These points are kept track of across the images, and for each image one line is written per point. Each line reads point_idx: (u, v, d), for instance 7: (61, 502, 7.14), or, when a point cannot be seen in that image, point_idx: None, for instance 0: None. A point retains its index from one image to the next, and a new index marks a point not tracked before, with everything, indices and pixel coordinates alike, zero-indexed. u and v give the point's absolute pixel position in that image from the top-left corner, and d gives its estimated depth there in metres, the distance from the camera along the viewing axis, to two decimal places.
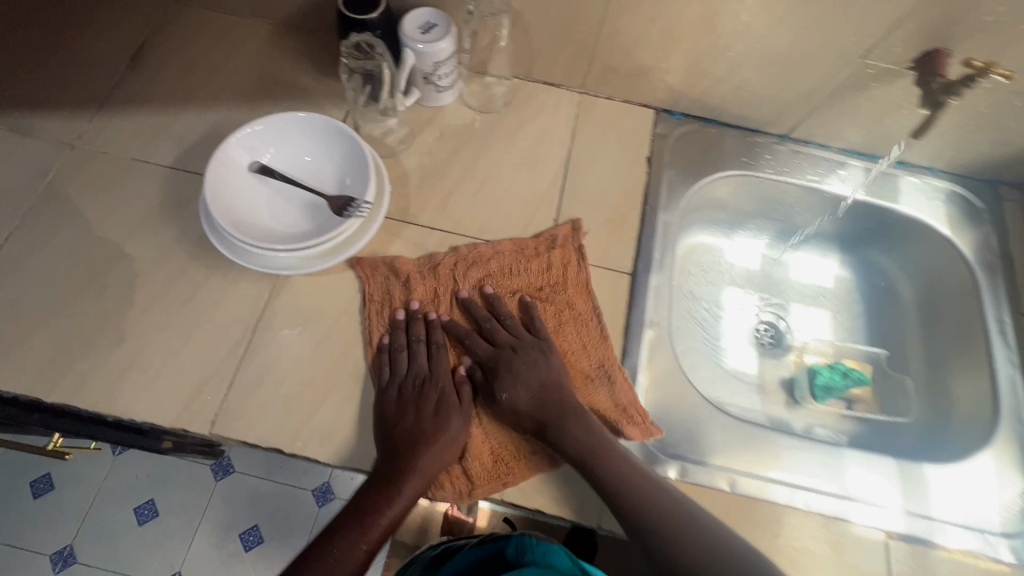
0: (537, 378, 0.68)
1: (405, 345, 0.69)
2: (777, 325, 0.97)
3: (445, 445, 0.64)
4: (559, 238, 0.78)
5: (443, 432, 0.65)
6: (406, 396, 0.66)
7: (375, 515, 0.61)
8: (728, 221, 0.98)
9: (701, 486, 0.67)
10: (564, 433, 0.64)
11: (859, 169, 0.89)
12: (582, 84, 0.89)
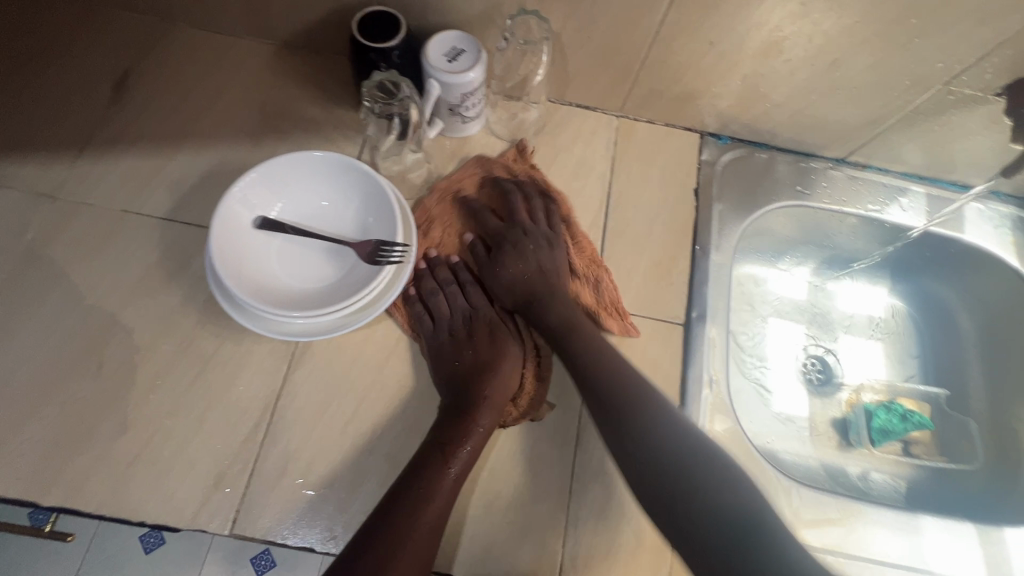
0: (540, 263, 0.67)
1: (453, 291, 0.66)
2: (827, 360, 0.89)
3: (505, 381, 0.62)
4: (523, 146, 0.76)
5: (499, 362, 0.63)
6: (451, 346, 0.64)
7: (438, 475, 0.55)
8: (773, 249, 0.91)
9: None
10: (560, 301, 0.65)
11: (920, 197, 0.83)
12: (620, 108, 0.80)
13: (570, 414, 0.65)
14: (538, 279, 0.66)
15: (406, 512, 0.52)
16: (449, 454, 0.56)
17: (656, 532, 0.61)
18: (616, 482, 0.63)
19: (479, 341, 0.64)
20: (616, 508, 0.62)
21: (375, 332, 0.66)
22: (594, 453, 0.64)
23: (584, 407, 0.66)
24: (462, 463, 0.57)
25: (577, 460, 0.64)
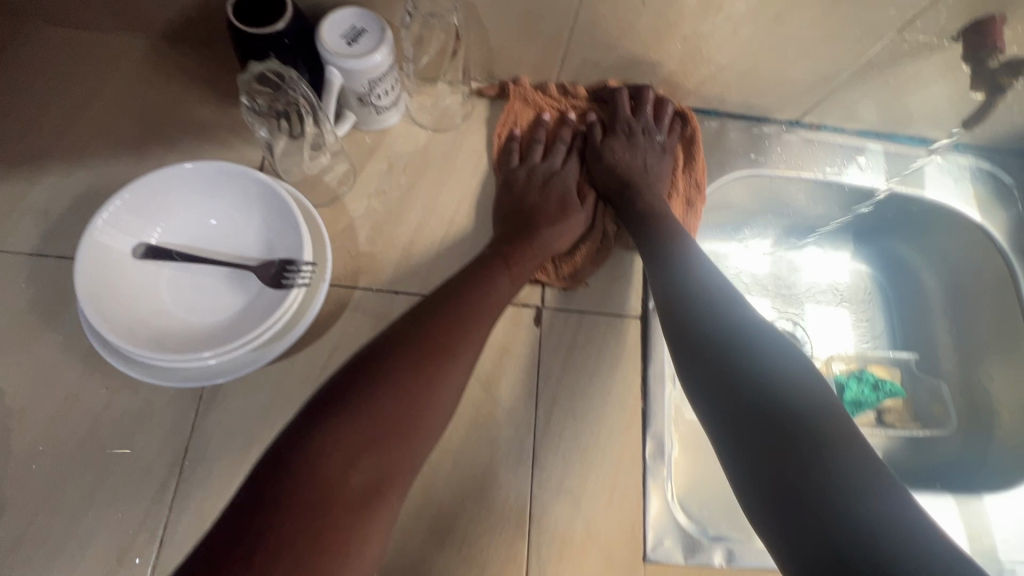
0: (641, 167, 0.67)
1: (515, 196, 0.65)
2: (794, 334, 0.85)
3: (555, 234, 0.63)
4: (671, 100, 0.72)
5: (546, 231, 0.62)
6: (525, 184, 0.66)
7: (348, 415, 0.42)
8: (731, 223, 0.86)
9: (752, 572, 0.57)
10: (645, 198, 0.64)
11: (878, 154, 0.78)
12: (555, 83, 0.73)
13: (525, 430, 0.59)
14: (635, 181, 0.66)
15: (348, 403, 0.43)
16: (474, 309, 0.53)
17: (627, 549, 0.56)
18: (580, 499, 0.57)
19: (541, 231, 0.62)
20: (581, 528, 0.56)
21: (296, 361, 0.58)
22: (554, 469, 0.58)
23: (539, 420, 0.60)
24: (491, 306, 0.54)
25: (535, 481, 0.57)
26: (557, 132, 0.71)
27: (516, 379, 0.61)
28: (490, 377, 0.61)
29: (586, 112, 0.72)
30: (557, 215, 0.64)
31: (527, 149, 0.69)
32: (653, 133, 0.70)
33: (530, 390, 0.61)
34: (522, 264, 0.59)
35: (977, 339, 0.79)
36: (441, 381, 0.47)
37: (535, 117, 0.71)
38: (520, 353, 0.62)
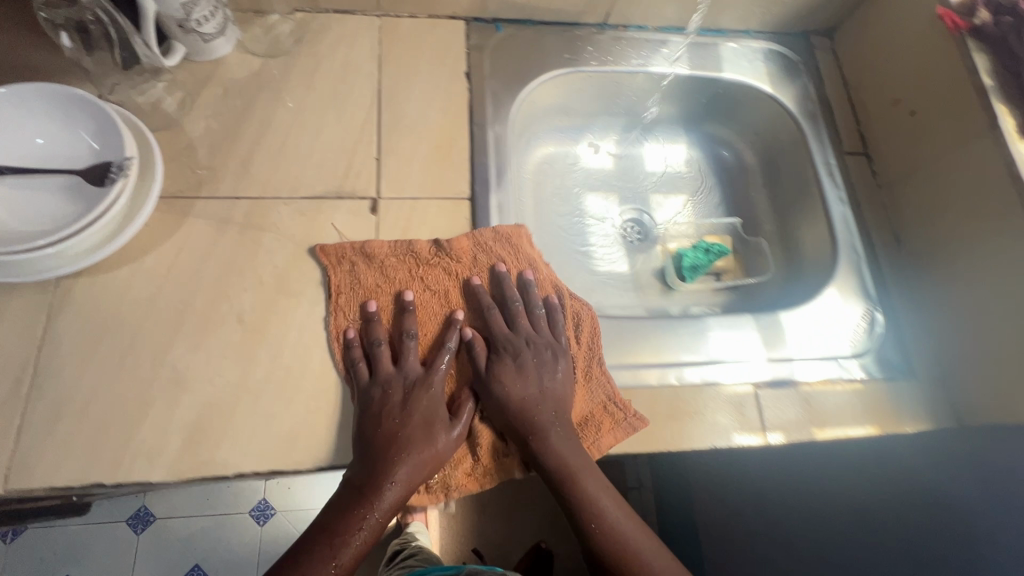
0: (536, 395, 0.65)
1: (386, 406, 0.60)
2: (642, 219, 0.97)
3: (435, 453, 0.60)
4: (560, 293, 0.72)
5: (429, 442, 0.60)
6: (379, 345, 0.63)
7: (345, 535, 0.56)
8: (572, 127, 0.95)
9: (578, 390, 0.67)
10: (547, 444, 0.62)
11: (680, 45, 0.88)
12: (377, 6, 0.80)
13: (365, 301, 0.66)
14: (530, 410, 0.64)
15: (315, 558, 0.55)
16: (398, 468, 0.58)
17: None
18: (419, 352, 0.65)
19: (422, 441, 0.60)
20: (421, 375, 0.63)
21: (144, 264, 0.64)
22: (394, 330, 0.65)
23: (378, 291, 0.67)
24: (406, 476, 0.58)
25: (376, 341, 0.64)
26: (429, 304, 0.68)
27: (357, 259, 0.68)
28: (332, 260, 0.67)
29: (474, 272, 0.70)
30: (438, 420, 0.62)
31: (374, 323, 0.65)
32: (546, 343, 0.68)
33: (368, 268, 0.68)
34: (417, 472, 0.58)
35: (785, 195, 0.91)
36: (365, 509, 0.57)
37: (398, 298, 0.67)
38: (359, 237, 0.69)
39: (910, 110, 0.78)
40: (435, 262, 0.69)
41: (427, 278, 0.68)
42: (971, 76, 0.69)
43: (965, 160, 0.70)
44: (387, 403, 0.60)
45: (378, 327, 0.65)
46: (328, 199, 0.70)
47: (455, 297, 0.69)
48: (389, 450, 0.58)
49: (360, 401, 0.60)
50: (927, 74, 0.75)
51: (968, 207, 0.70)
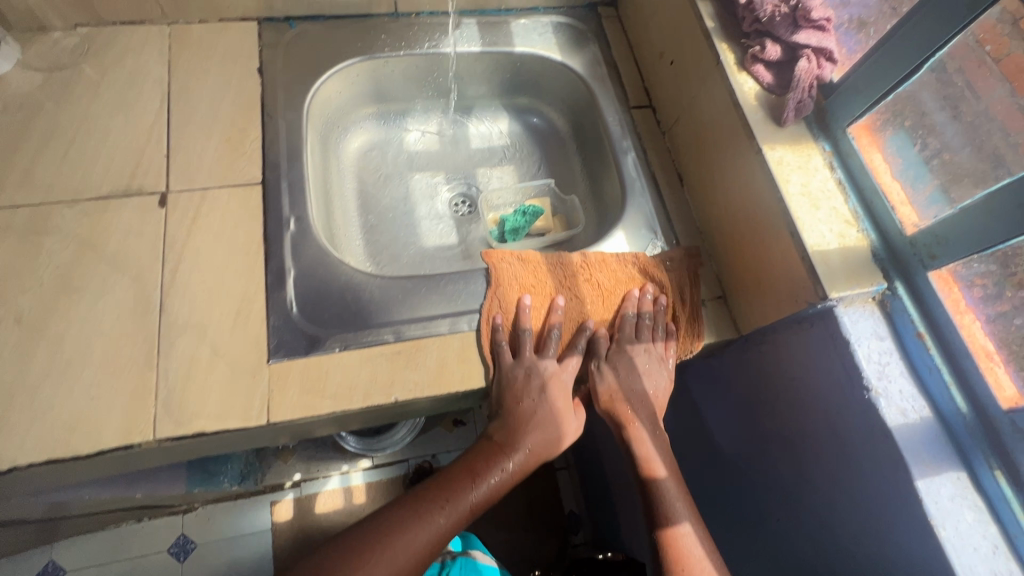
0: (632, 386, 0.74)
1: (525, 394, 0.70)
2: (470, 192, 1.02)
3: (542, 434, 0.70)
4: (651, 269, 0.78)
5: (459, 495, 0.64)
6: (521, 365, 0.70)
7: (409, 527, 0.60)
8: (390, 114, 1.00)
9: (370, 345, 0.69)
10: (639, 432, 0.73)
11: (471, 26, 0.94)
12: (164, 14, 0.84)
13: (152, 287, 0.68)
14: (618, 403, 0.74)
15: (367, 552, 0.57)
16: (479, 490, 0.65)
17: (251, 356, 0.66)
18: (207, 328, 0.67)
19: (475, 473, 0.66)
20: (208, 350, 0.66)
21: None
22: (181, 312, 0.67)
23: (166, 278, 0.69)
24: (435, 530, 0.61)
25: (163, 324, 0.66)
26: (573, 312, 0.75)
27: (144, 250, 0.70)
28: (117, 254, 0.69)
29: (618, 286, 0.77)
30: (496, 459, 0.68)
31: (579, 299, 0.75)
32: (654, 341, 0.75)
33: (156, 258, 0.70)
34: (529, 459, 0.69)
35: (591, 153, 0.98)
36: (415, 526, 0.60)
37: (549, 303, 0.75)
38: (147, 230, 0.71)
39: (671, 60, 0.86)
40: (583, 288, 0.76)
41: (607, 278, 0.77)
42: (698, 22, 0.78)
43: (707, 98, 0.78)
44: (538, 401, 0.70)
45: (551, 326, 0.74)
46: (114, 197, 0.72)
47: (568, 314, 0.75)
48: (457, 484, 0.65)
49: (499, 383, 0.69)
50: (675, 27, 0.84)
51: (715, 137, 0.78)
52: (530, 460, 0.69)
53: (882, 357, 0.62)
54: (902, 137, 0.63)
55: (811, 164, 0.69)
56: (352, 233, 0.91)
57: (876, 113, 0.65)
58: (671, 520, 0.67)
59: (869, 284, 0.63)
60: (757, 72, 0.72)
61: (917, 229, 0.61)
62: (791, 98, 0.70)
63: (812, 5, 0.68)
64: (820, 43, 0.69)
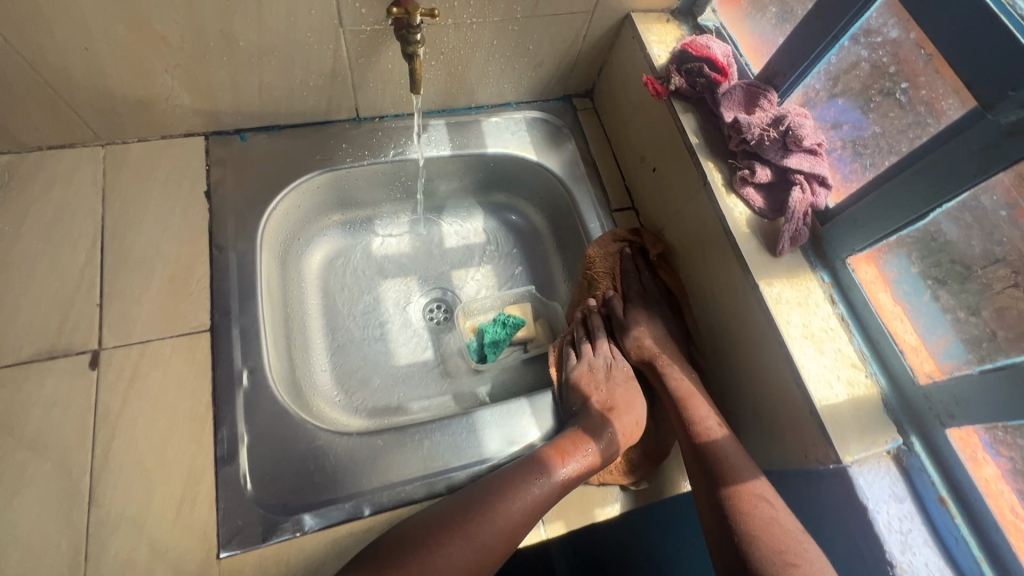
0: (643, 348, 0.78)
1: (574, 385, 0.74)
2: (446, 297, 0.95)
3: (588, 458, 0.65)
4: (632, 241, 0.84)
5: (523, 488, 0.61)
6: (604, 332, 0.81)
7: (455, 527, 0.57)
8: (355, 219, 0.93)
9: (338, 523, 0.61)
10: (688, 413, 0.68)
11: (440, 128, 0.89)
12: (97, 136, 0.75)
13: (80, 473, 0.59)
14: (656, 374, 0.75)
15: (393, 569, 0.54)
16: (521, 492, 0.60)
17: (198, 551, 0.58)
18: (146, 520, 0.58)
19: (542, 466, 0.63)
20: (147, 548, 0.57)
21: None
22: (115, 501, 0.59)
23: (98, 459, 0.60)
24: (519, 509, 0.59)
25: (93, 519, 0.58)
26: (586, 300, 0.85)
27: (72, 425, 0.61)
28: (40, 433, 0.60)
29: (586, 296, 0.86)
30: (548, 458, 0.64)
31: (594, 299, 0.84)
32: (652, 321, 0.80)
33: (87, 434, 0.61)
34: (615, 441, 0.68)
35: (573, 253, 0.93)
36: (472, 537, 0.57)
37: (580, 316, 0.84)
38: (75, 399, 0.63)
39: (653, 167, 0.81)
40: (592, 270, 0.83)
41: (613, 262, 0.83)
42: (683, 136, 0.73)
43: (694, 214, 0.73)
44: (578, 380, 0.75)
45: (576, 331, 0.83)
46: (37, 362, 0.63)
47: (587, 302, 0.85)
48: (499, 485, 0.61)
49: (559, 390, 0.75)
50: (656, 135, 0.79)
51: (705, 259, 0.73)
52: (608, 451, 0.67)
53: (903, 523, 0.56)
54: (915, 276, 0.57)
55: (811, 299, 0.64)
56: (316, 359, 0.83)
57: (880, 248, 0.60)
58: (718, 455, 0.64)
59: (883, 440, 0.58)
60: (748, 196, 0.68)
61: (931, 381, 0.57)
62: (785, 227, 0.65)
63: (803, 132, 0.63)
64: (813, 169, 0.64)
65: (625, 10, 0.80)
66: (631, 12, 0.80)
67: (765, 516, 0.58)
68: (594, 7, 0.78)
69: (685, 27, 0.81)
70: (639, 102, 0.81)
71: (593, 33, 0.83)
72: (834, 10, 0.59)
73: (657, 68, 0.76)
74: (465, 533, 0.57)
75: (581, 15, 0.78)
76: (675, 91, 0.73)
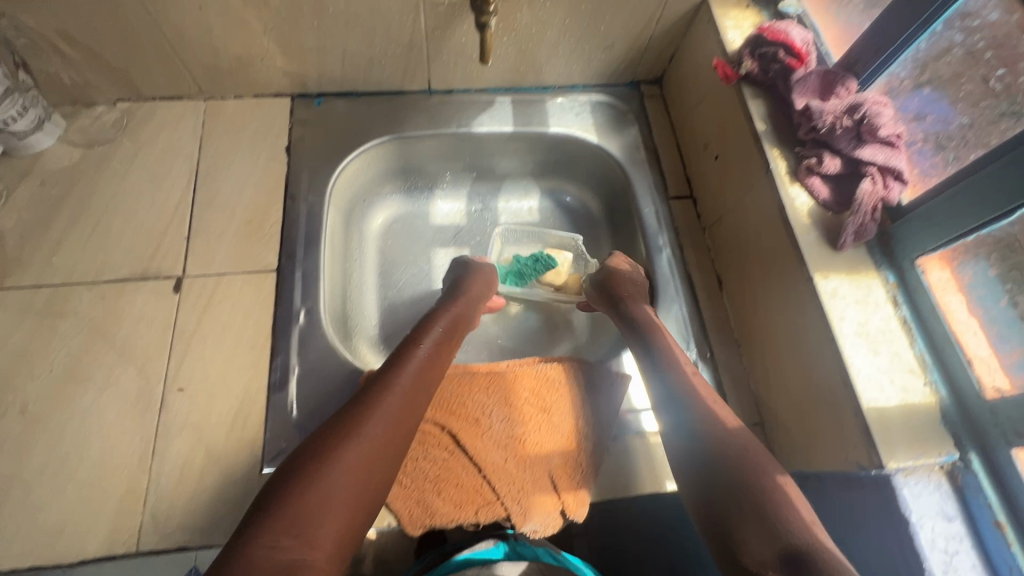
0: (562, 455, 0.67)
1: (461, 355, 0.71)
2: (494, 270, 0.98)
3: (394, 401, 0.58)
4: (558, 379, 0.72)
5: (376, 407, 0.56)
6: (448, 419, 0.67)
7: (339, 452, 0.52)
8: (419, 186, 0.98)
9: (538, 506, 0.64)
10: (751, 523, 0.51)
11: (506, 104, 0.91)
12: (200, 90, 0.84)
13: (156, 381, 0.67)
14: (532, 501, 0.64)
15: (348, 422, 0.55)
16: (404, 364, 0.62)
17: (245, 464, 0.64)
18: (205, 429, 0.65)
19: (363, 411, 0.56)
20: (202, 453, 0.63)
21: None
22: (181, 411, 0.65)
23: (171, 370, 0.68)
24: (377, 422, 0.55)
25: (162, 422, 0.65)
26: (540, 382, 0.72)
27: (151, 339, 0.69)
28: (127, 342, 0.68)
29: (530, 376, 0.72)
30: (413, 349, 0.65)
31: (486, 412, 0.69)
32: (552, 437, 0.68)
33: (163, 349, 0.69)
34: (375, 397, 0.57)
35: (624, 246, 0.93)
36: (322, 481, 0.50)
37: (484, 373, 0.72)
38: (158, 316, 0.70)
39: (716, 154, 0.80)
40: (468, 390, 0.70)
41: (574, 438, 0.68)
42: (748, 123, 0.71)
43: (752, 202, 0.71)
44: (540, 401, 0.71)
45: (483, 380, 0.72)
46: (131, 281, 0.72)
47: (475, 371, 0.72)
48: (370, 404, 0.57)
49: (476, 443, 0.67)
50: (723, 120, 0.77)
51: (760, 248, 0.70)
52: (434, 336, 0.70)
53: (949, 543, 0.52)
54: (994, 278, 0.53)
55: (871, 297, 0.60)
56: (367, 314, 0.88)
57: (952, 253, 0.57)
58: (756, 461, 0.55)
59: (936, 452, 0.54)
60: (813, 186, 0.65)
61: (999, 396, 0.52)
62: (850, 218, 0.61)
63: (881, 120, 0.60)
64: (889, 162, 0.61)
65: None
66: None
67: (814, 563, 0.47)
68: None
69: (764, 15, 0.79)
70: (708, 87, 0.80)
71: (667, 17, 0.82)
72: None
73: (729, 53, 0.74)
74: (332, 467, 0.51)
75: None
76: (746, 75, 0.71)
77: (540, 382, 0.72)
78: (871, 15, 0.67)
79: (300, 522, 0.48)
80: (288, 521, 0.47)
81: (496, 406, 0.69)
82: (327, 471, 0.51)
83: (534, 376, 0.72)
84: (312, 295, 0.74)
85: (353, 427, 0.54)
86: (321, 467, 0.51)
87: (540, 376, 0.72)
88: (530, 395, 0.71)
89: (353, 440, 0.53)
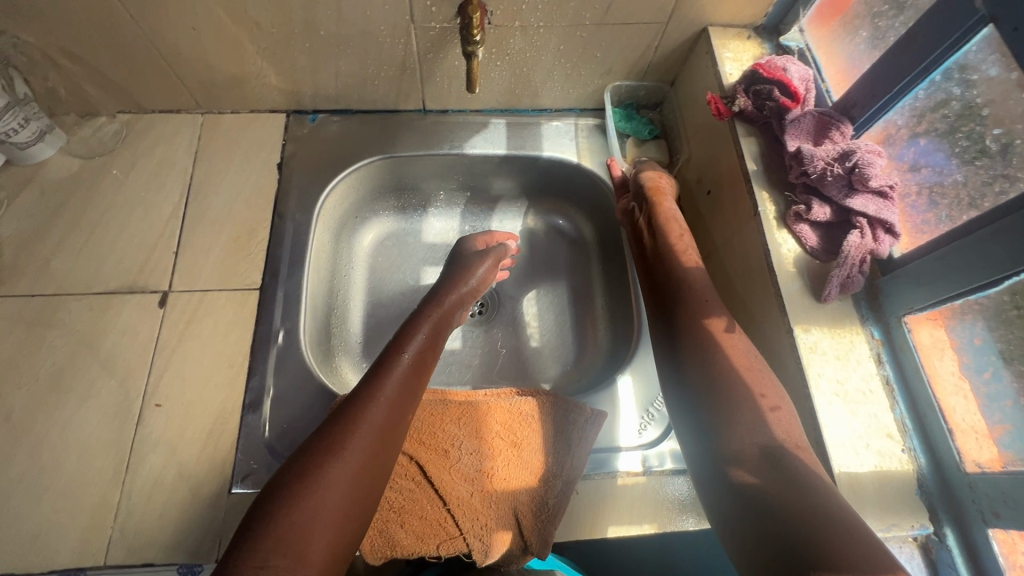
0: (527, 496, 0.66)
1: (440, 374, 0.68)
2: (483, 292, 0.97)
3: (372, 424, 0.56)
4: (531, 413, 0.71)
5: (354, 432, 0.55)
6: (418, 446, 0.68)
7: (320, 480, 0.51)
8: (412, 204, 0.98)
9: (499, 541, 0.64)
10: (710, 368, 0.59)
11: (500, 126, 0.91)
12: (198, 105, 0.85)
13: (135, 396, 0.68)
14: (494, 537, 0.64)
15: (326, 447, 0.53)
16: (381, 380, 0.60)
17: (214, 483, 0.65)
18: (178, 446, 0.66)
19: (341, 436, 0.54)
20: (174, 470, 0.65)
21: None
22: (157, 426, 0.67)
23: (150, 385, 0.69)
24: (358, 445, 0.54)
25: (138, 437, 0.66)
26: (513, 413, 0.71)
27: (133, 352, 0.70)
28: (110, 355, 0.70)
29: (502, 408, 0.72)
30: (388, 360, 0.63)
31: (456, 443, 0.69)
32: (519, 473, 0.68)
33: (144, 362, 0.70)
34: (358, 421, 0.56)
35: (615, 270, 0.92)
36: (306, 504, 0.49)
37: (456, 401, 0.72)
38: (142, 330, 0.72)
39: (708, 189, 0.78)
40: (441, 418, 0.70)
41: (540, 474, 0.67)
42: (739, 161, 0.69)
43: (740, 244, 0.69)
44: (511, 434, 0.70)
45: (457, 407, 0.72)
46: (119, 294, 0.74)
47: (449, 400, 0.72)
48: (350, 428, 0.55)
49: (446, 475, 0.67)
50: (716, 155, 0.75)
51: (745, 292, 0.68)
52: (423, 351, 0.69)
53: None
54: (981, 348, 0.50)
55: (853, 354, 0.58)
56: (351, 332, 0.88)
57: (940, 314, 0.54)
58: (765, 386, 0.56)
59: (908, 524, 0.52)
60: (800, 233, 0.62)
61: (978, 471, 0.50)
62: (836, 271, 0.59)
63: (871, 171, 0.58)
64: (879, 214, 0.58)
65: (703, 24, 0.76)
66: (709, 26, 0.77)
67: (791, 459, 0.51)
68: (668, 19, 0.75)
69: (766, 46, 0.77)
70: (704, 118, 0.78)
71: (666, 44, 0.80)
72: (924, 40, 0.54)
73: (725, 87, 0.72)
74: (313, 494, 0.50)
75: (654, 26, 0.76)
76: (739, 112, 0.69)
77: (512, 413, 0.71)
78: (872, 56, 0.64)
79: (279, 546, 0.46)
80: (275, 544, 0.47)
81: (466, 436, 0.69)
82: (309, 498, 0.49)
83: (507, 408, 0.72)
84: (292, 315, 0.74)
85: (330, 454, 0.52)
86: (303, 496, 0.49)
87: (512, 409, 0.72)
88: (501, 429, 0.70)
89: (331, 467, 0.52)
